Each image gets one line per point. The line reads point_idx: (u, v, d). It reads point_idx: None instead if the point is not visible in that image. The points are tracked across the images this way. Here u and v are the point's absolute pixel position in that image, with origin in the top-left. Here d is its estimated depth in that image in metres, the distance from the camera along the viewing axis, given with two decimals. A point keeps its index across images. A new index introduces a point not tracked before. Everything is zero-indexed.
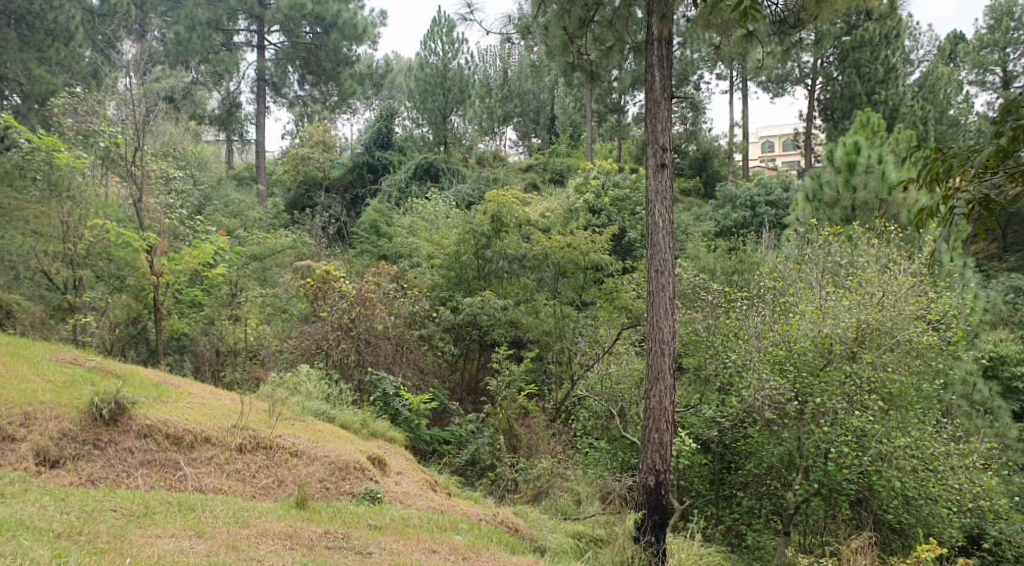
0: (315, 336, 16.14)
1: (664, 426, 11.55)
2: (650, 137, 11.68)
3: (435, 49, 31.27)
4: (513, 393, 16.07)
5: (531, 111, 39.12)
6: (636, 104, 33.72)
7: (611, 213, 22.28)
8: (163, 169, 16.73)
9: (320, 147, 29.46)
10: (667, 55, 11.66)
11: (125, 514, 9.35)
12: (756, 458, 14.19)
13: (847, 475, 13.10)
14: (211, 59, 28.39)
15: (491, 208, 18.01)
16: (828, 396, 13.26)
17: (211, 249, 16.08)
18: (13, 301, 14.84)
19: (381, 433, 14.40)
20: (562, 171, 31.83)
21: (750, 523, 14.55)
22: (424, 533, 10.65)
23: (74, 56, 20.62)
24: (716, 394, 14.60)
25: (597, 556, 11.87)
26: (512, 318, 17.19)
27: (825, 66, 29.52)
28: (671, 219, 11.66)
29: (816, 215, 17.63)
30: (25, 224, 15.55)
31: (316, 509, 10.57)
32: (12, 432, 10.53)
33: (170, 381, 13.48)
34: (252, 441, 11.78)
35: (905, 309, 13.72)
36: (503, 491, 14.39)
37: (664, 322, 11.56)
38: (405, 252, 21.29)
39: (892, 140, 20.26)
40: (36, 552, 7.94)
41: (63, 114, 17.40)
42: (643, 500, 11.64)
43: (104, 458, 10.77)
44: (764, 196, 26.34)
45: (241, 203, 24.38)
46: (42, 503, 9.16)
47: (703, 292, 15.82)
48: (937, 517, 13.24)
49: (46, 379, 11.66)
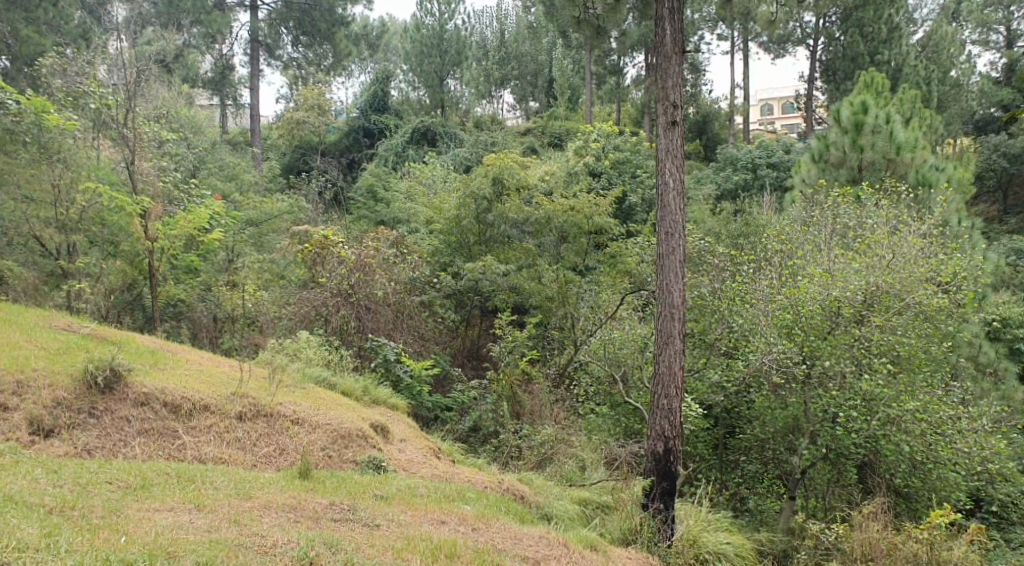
0: (314, 303, 15.91)
1: (673, 392, 11.32)
2: (661, 93, 11.31)
3: (432, 10, 30.95)
4: (517, 359, 15.85)
5: (529, 73, 38.20)
6: (636, 66, 33.37)
7: (611, 176, 22.03)
8: (155, 132, 16.37)
9: (316, 111, 28.39)
10: (677, 8, 11.28)
11: (122, 486, 9.13)
12: (759, 423, 13.88)
13: (855, 439, 12.90)
14: (203, 19, 28.00)
15: (492, 171, 17.66)
16: (836, 359, 13.06)
17: (206, 213, 15.52)
18: (5, 268, 14.56)
19: (382, 400, 14.20)
20: (561, 134, 31.30)
21: (752, 487, 14.43)
22: (431, 503, 10.44)
23: (62, 16, 20.14)
24: (722, 358, 14.26)
25: (604, 523, 11.74)
26: (513, 283, 17.10)
27: (827, 26, 29.05)
28: (682, 179, 11.36)
29: (822, 175, 17.35)
30: (16, 188, 14.68)
31: (320, 480, 10.36)
32: (5, 401, 10.28)
33: (168, 348, 13.26)
34: (252, 409, 11.57)
35: (915, 271, 13.43)
36: (508, 457, 14.23)
37: (673, 285, 11.30)
38: (403, 217, 20.97)
39: (896, 100, 19.88)
40: (24, 531, 7.64)
41: (51, 76, 16.97)
42: (652, 467, 11.46)
43: (99, 427, 10.53)
44: (765, 158, 26.16)
45: (237, 166, 24.00)
46: (35, 476, 8.93)
47: (708, 256, 15.63)
48: (945, 481, 12.98)
49: (38, 346, 11.41)
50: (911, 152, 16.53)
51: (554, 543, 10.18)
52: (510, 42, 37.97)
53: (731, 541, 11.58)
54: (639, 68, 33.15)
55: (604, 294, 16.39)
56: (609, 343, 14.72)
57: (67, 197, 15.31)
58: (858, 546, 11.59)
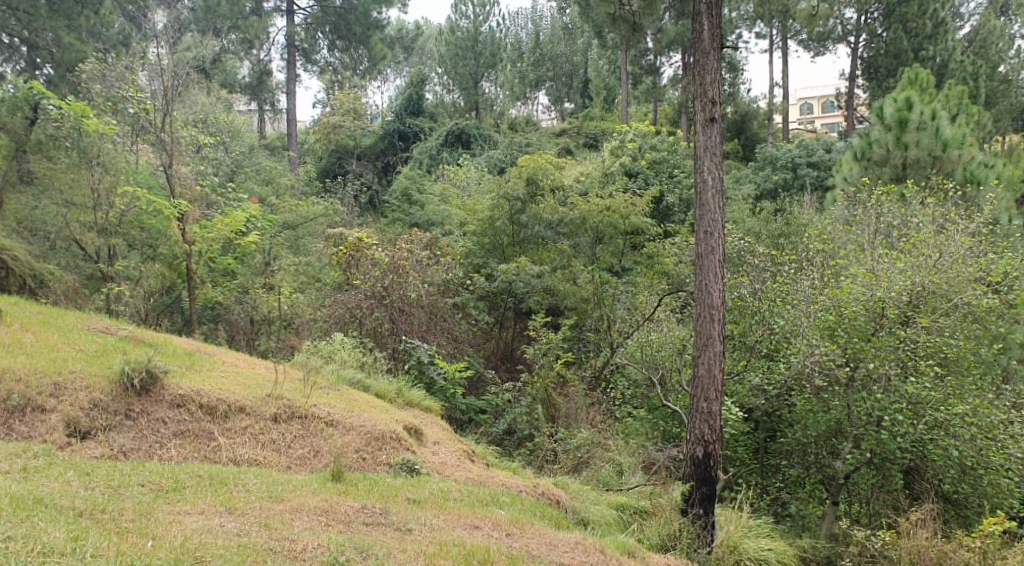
0: (348, 305, 15.84)
1: (712, 395, 11.09)
2: (699, 90, 11.10)
3: (467, 13, 30.91)
4: (551, 361, 15.67)
5: (564, 74, 37.95)
6: (672, 65, 32.90)
7: (648, 176, 21.82)
8: (193, 136, 16.45)
9: (352, 115, 28.74)
10: (715, 3, 11.03)
11: (154, 489, 9.12)
12: (800, 427, 13.52)
13: (901, 444, 12.57)
14: (241, 25, 28.15)
15: (526, 171, 17.63)
16: (881, 361, 12.72)
17: (243, 216, 15.62)
18: (46, 271, 14.65)
19: (416, 402, 14.11)
20: (597, 134, 31.00)
21: (794, 492, 13.97)
22: (465, 507, 10.32)
23: (103, 23, 19.86)
24: (762, 360, 13.97)
25: (641, 528, 11.53)
26: (548, 285, 16.93)
27: (869, 22, 28.60)
28: (721, 176, 11.13)
29: (865, 174, 16.96)
30: (58, 194, 15.36)
31: (352, 483, 10.29)
32: (42, 402, 10.35)
33: (205, 350, 13.28)
34: (287, 411, 11.53)
35: (964, 270, 13.07)
36: (542, 461, 14.03)
37: (712, 286, 11.07)
38: (437, 219, 20.93)
39: (942, 96, 19.39)
40: (51, 535, 7.63)
41: (91, 81, 17.08)
42: (691, 471, 11.23)
43: (135, 429, 10.55)
44: (805, 157, 25.75)
45: (273, 169, 24.10)
46: (67, 479, 8.96)
47: (748, 256, 15.30)
48: (996, 487, 12.59)
49: (77, 348, 11.47)
50: (958, 149, 16.16)
51: (590, 549, 9.98)
52: (545, 44, 38.23)
53: (772, 548, 11.34)
54: (675, 67, 32.78)
55: (641, 295, 16.13)
56: (647, 345, 14.43)
57: (106, 201, 15.43)
58: (906, 554, 11.30)
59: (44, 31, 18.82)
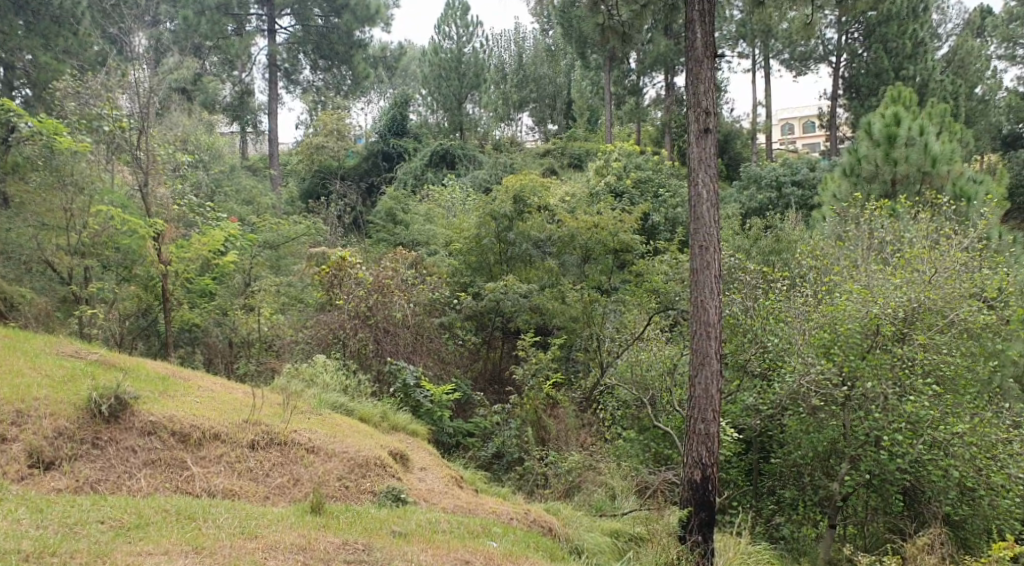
0: (331, 326, 15.31)
1: (709, 415, 10.71)
2: (692, 100, 10.79)
3: (449, 34, 30.94)
4: (541, 382, 15.24)
5: (547, 95, 37.99)
6: (655, 86, 32.87)
7: (634, 196, 21.55)
8: (171, 154, 15.91)
9: (335, 136, 28.10)
10: (708, 10, 10.74)
11: (115, 526, 8.64)
12: (795, 448, 13.14)
13: (901, 465, 12.19)
14: (222, 45, 27.88)
15: (513, 189, 17.35)
16: (878, 380, 12.39)
17: (222, 236, 15.16)
18: (16, 294, 14.14)
19: (402, 426, 13.65)
20: (581, 155, 30.70)
21: (789, 514, 13.41)
22: (455, 540, 9.85)
23: (82, 44, 19.21)
24: (756, 379, 13.62)
25: (638, 556, 11.02)
26: (536, 303, 16.52)
27: (850, 41, 28.55)
28: (715, 188, 10.80)
29: (854, 190, 16.72)
30: (32, 216, 14.92)
31: (333, 515, 9.81)
32: (3, 432, 9.86)
33: (180, 373, 12.79)
34: (264, 438, 11.05)
35: (958, 286, 12.77)
36: (533, 487, 13.67)
37: (708, 299, 10.71)
38: (422, 240, 20.59)
39: (926, 114, 19.19)
40: None
41: (65, 99, 16.57)
42: (689, 496, 10.80)
43: (103, 458, 10.08)
44: (790, 176, 25.59)
45: (254, 189, 23.71)
46: (17, 517, 8.48)
47: (739, 273, 15.05)
48: (997, 509, 12.24)
49: (43, 374, 10.94)
50: (947, 164, 16.00)
51: None
52: (527, 65, 37.74)
53: None
54: (658, 88, 32.82)
55: (630, 314, 15.89)
56: (635, 365, 14.07)
57: (80, 222, 15.03)
58: None
59: (21, 51, 18.28)
